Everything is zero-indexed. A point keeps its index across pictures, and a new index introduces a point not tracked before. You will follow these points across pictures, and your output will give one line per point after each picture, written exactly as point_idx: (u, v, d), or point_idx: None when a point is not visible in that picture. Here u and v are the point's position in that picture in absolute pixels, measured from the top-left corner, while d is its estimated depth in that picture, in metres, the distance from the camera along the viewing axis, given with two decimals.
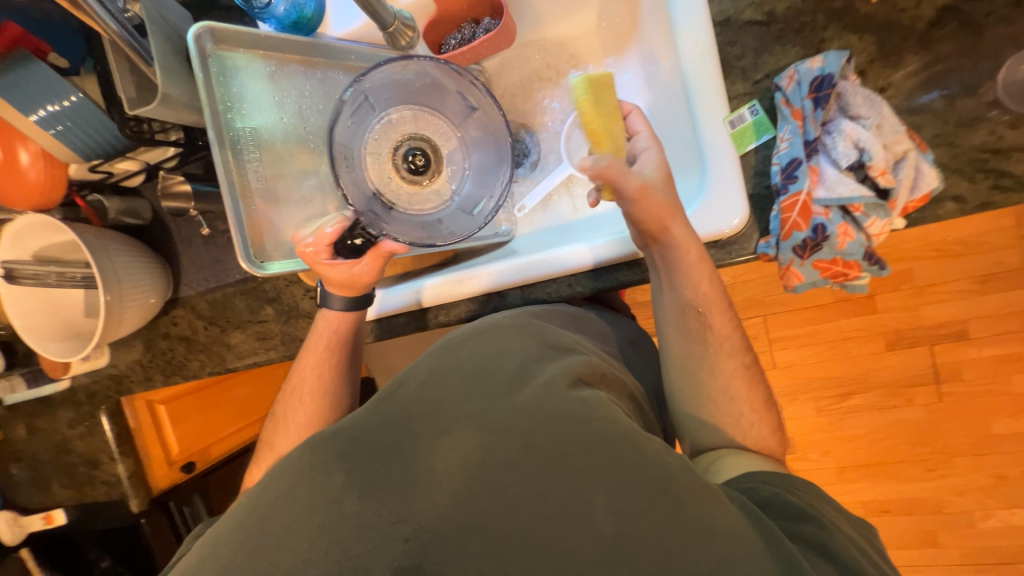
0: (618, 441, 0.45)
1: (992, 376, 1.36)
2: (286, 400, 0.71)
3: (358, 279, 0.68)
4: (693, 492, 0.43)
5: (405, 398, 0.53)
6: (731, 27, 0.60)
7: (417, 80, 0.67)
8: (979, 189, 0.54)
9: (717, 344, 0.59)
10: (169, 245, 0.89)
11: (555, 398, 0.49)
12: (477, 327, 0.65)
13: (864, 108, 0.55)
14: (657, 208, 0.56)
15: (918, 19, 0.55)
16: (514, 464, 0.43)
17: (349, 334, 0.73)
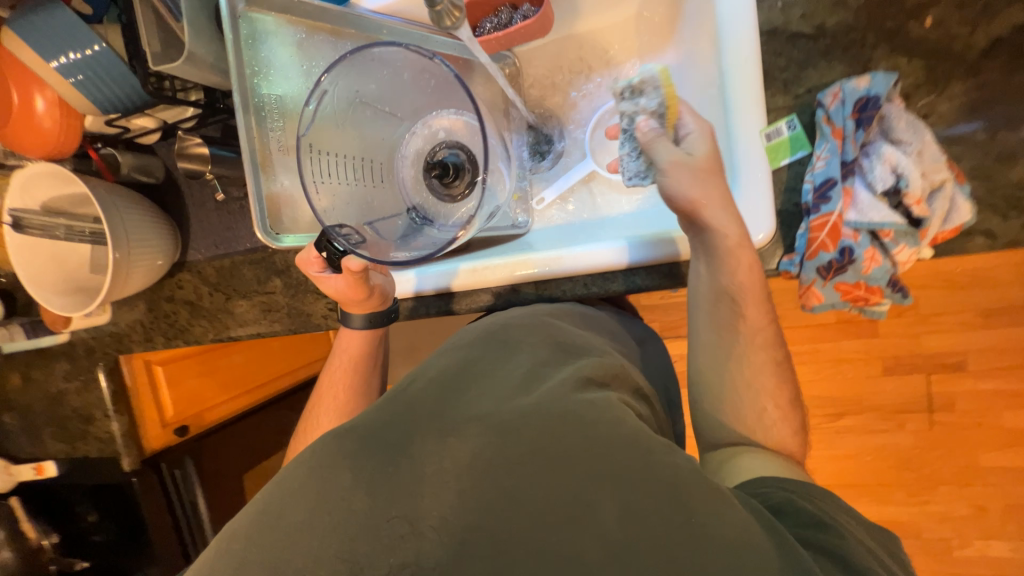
0: (626, 445, 0.45)
1: (984, 410, 1.37)
2: (307, 420, 0.74)
3: (345, 295, 0.70)
4: (703, 500, 0.42)
5: (417, 395, 0.53)
6: (777, 38, 0.58)
7: (417, 74, 0.62)
8: (1011, 226, 0.54)
9: (748, 335, 0.57)
10: (181, 206, 0.87)
11: (562, 399, 0.49)
12: (489, 327, 0.66)
13: (907, 133, 0.54)
14: (690, 185, 0.55)
15: (971, 46, 0.53)
16: (523, 465, 0.43)
17: (364, 350, 0.76)
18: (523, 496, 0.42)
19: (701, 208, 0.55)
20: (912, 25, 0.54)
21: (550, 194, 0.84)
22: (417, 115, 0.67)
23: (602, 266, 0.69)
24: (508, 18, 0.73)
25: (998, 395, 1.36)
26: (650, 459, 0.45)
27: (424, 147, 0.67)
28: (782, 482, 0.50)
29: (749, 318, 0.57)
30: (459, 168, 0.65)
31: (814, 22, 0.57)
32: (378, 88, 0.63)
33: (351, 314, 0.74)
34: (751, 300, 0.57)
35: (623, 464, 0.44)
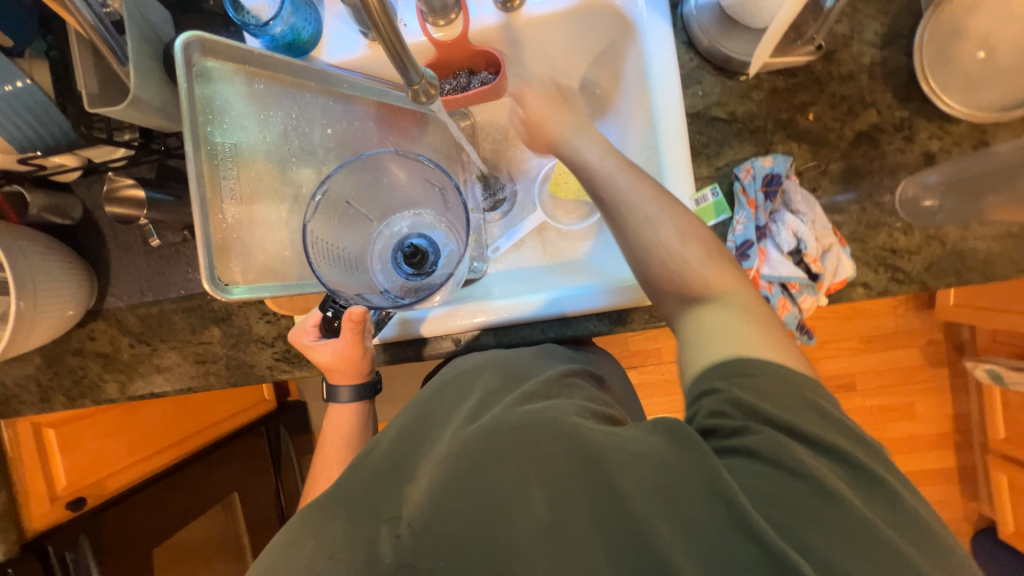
0: (556, 437, 0.47)
1: (872, 423, 1.63)
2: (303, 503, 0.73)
3: (344, 358, 0.71)
4: (615, 458, 0.45)
5: (387, 448, 0.54)
6: (700, 119, 0.69)
7: (393, 178, 0.71)
8: (881, 279, 0.66)
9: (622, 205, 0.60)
10: (101, 248, 0.79)
11: (508, 415, 0.51)
12: (444, 378, 0.67)
13: (803, 206, 0.65)
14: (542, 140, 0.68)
15: (842, 137, 0.67)
16: (470, 481, 0.45)
17: (350, 422, 0.77)
18: (472, 513, 0.43)
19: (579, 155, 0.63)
20: (800, 118, 0.67)
21: (504, 243, 0.88)
22: (385, 218, 0.74)
23: (558, 314, 0.73)
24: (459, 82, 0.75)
25: (881, 409, 1.62)
26: (571, 436, 0.47)
27: (390, 243, 0.74)
28: (711, 382, 0.50)
29: (614, 197, 0.61)
30: (426, 249, 0.71)
31: (727, 109, 0.69)
32: (361, 190, 0.70)
33: (337, 384, 0.74)
34: (609, 182, 0.61)
35: (551, 455, 0.46)
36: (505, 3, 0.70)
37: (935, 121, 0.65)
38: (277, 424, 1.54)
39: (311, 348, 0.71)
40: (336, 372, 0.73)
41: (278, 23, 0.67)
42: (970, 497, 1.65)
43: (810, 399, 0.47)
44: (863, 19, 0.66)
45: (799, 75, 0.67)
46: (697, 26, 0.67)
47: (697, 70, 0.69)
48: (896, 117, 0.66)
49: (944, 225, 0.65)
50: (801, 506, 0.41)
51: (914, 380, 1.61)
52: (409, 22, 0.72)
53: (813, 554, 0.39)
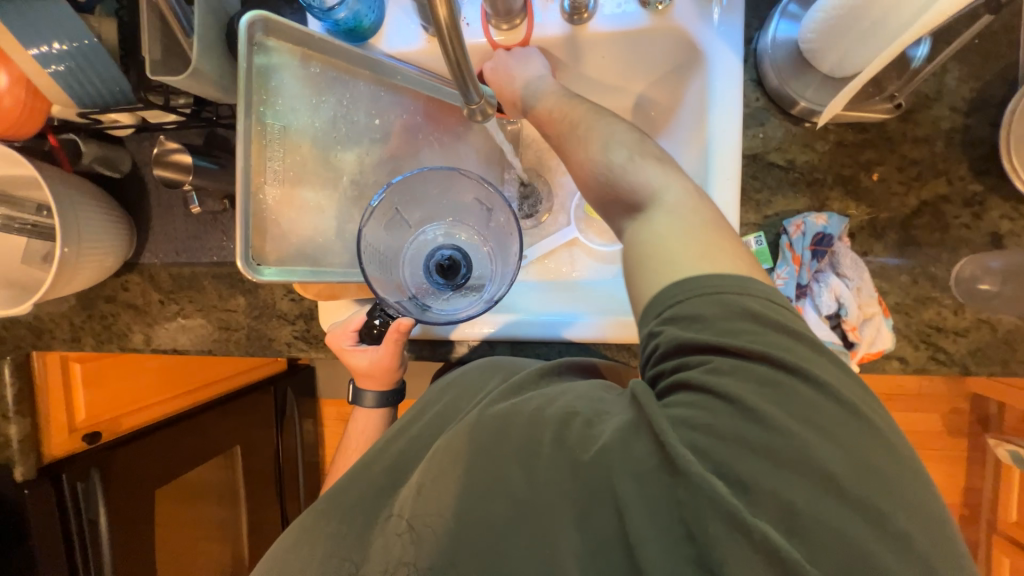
0: (522, 424, 0.50)
1: None
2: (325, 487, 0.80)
3: (381, 363, 0.75)
4: (575, 436, 0.47)
5: (391, 454, 0.61)
6: (756, 162, 0.66)
7: (439, 191, 0.72)
8: (919, 355, 0.63)
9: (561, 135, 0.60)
10: (144, 204, 0.81)
11: (488, 411, 0.54)
12: (445, 380, 0.69)
13: (850, 271, 0.62)
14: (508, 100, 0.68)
15: (905, 203, 0.63)
16: (452, 467, 0.50)
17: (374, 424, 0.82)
18: (444, 499, 0.49)
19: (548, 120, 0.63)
20: (862, 176, 0.64)
21: (532, 253, 0.85)
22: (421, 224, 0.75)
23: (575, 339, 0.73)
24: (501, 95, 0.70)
25: None
26: (534, 419, 0.50)
27: (423, 249, 0.74)
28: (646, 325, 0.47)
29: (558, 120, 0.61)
30: (459, 262, 0.72)
31: (787, 156, 0.66)
32: (410, 196, 0.70)
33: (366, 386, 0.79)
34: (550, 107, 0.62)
35: (524, 442, 0.48)
36: (573, 14, 0.67)
37: (1009, 201, 0.61)
38: (285, 386, 1.59)
39: (351, 352, 0.74)
40: (368, 376, 0.77)
41: (343, 9, 0.67)
42: None
43: (748, 307, 0.43)
44: (951, 81, 0.62)
45: (870, 131, 0.63)
46: (770, 64, 0.64)
47: (762, 111, 0.66)
48: (968, 190, 0.62)
49: (998, 311, 0.62)
50: (752, 447, 0.39)
51: (928, 445, 1.56)
52: (472, 21, 0.69)
53: (781, 507, 0.38)
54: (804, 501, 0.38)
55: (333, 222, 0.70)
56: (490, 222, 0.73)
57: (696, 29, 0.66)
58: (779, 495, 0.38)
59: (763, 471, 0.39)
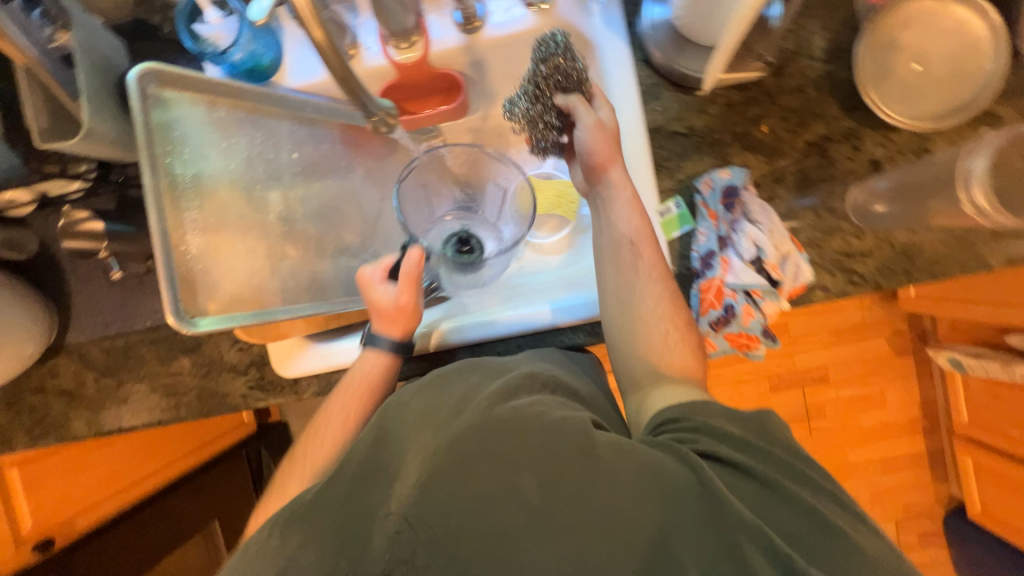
0: (536, 430, 0.50)
1: (847, 414, 1.71)
2: (308, 439, 0.69)
3: (404, 308, 0.69)
4: (606, 443, 0.50)
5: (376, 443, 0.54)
6: (661, 134, 0.71)
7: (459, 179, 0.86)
8: (838, 282, 0.69)
9: (645, 273, 0.63)
10: (61, 282, 0.77)
11: (491, 412, 0.52)
12: (427, 376, 0.64)
13: (760, 216, 0.67)
14: (602, 148, 0.63)
15: (794, 147, 0.70)
16: (457, 465, 0.47)
17: (379, 387, 0.70)
18: (451, 496, 0.45)
19: (608, 164, 0.65)
20: (754, 130, 0.70)
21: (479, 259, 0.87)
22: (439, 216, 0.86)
23: (528, 331, 0.75)
24: (540, 74, 0.64)
25: (854, 400, 1.70)
26: (551, 428, 0.50)
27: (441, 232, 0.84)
28: (672, 416, 0.55)
29: (613, 222, 0.65)
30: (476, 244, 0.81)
31: (686, 124, 0.71)
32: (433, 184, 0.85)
33: (382, 333, 0.70)
34: (611, 205, 0.65)
35: (541, 445, 0.48)
36: (467, 24, 0.71)
37: (879, 130, 0.69)
38: (258, 446, 1.50)
39: (373, 288, 0.70)
40: (385, 321, 0.70)
41: (237, 50, 0.67)
42: (941, 480, 1.72)
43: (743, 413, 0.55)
44: (808, 36, 0.69)
45: (752, 89, 0.70)
46: (652, 44, 0.69)
47: (655, 86, 0.72)
48: (843, 127, 0.69)
49: (892, 229, 0.69)
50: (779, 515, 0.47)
51: (883, 368, 1.69)
52: (370, 45, 0.72)
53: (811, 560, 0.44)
54: (810, 524, 0.46)
55: (264, 261, 0.69)
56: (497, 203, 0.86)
57: (582, 22, 0.71)
58: (794, 519, 0.47)
59: (781, 508, 0.47)
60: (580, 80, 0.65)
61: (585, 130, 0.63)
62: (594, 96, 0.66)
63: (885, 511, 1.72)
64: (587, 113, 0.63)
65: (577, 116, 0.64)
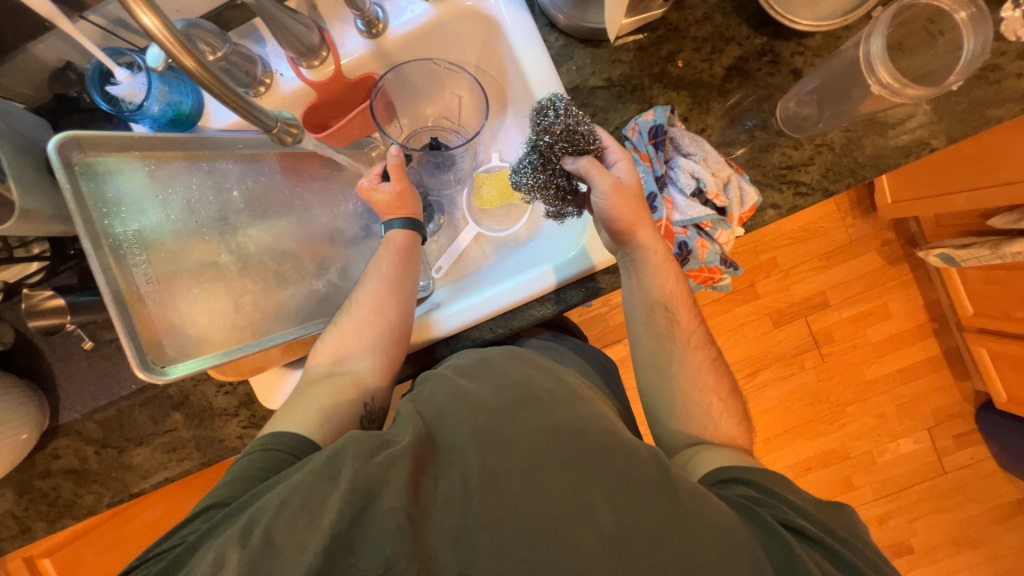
0: (607, 450, 0.52)
1: (855, 333, 1.69)
2: (355, 294, 0.72)
3: (406, 197, 0.74)
4: (688, 493, 0.50)
5: (441, 428, 0.56)
6: (582, 92, 0.72)
7: (430, 83, 0.83)
8: (787, 196, 0.69)
9: (683, 338, 0.67)
10: (42, 366, 0.78)
11: (557, 417, 0.55)
12: (483, 355, 0.65)
13: (692, 146, 0.67)
14: (629, 211, 0.62)
15: (714, 75, 0.70)
16: (522, 461, 0.50)
17: (413, 249, 0.74)
18: (518, 495, 0.48)
19: (636, 226, 0.64)
20: (671, 67, 0.70)
21: (445, 263, 0.88)
22: (429, 115, 0.90)
23: (508, 305, 0.73)
24: (542, 144, 0.63)
25: (860, 317, 1.69)
26: (623, 450, 0.52)
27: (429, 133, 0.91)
28: (735, 469, 0.57)
29: (646, 284, 0.66)
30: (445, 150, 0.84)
31: (604, 76, 0.71)
32: (416, 90, 0.84)
33: (393, 219, 0.74)
34: (644, 265, 0.66)
35: (615, 470, 0.50)
36: (368, 30, 0.71)
37: (793, 40, 0.69)
38: None
39: (372, 190, 0.73)
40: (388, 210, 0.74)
41: (154, 102, 0.68)
42: (964, 378, 1.70)
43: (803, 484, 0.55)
44: None
45: (659, 29, 0.70)
46: (553, 8, 0.70)
47: (566, 47, 0.72)
48: (757, 45, 0.70)
49: (827, 133, 0.69)
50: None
51: (880, 282, 1.68)
52: (284, 71, 0.73)
53: None
54: None
55: (226, 299, 0.70)
56: (462, 107, 0.87)
57: (480, 2, 0.71)
58: None
59: None
60: (592, 132, 0.63)
61: (607, 196, 0.61)
62: (608, 145, 0.65)
63: (915, 421, 1.70)
64: (603, 175, 0.61)
65: (593, 181, 0.62)
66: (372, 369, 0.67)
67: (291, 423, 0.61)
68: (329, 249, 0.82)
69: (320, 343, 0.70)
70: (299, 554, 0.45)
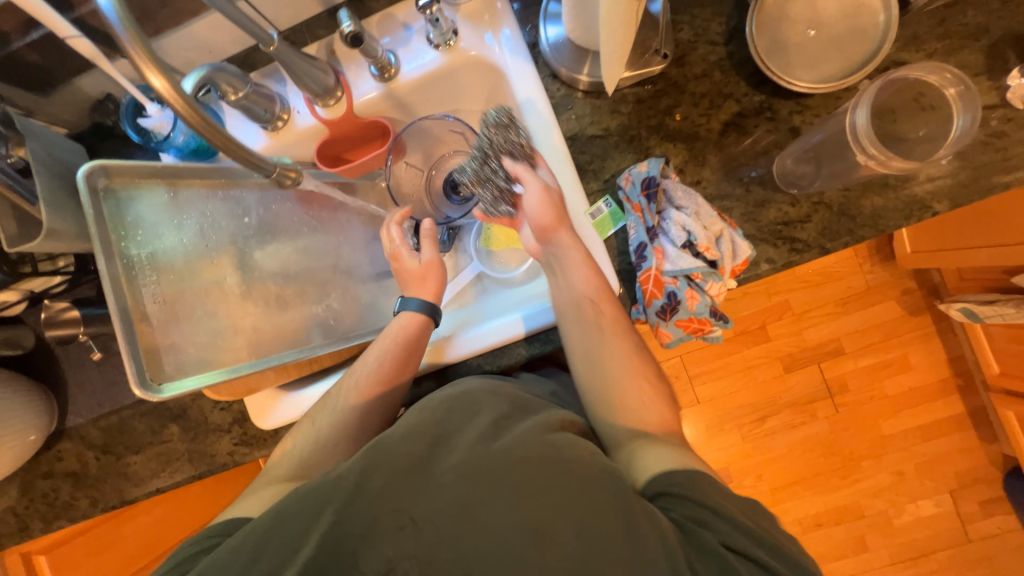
0: (572, 476, 0.50)
1: (871, 384, 1.63)
2: (351, 371, 0.73)
3: (433, 266, 0.78)
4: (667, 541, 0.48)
5: (391, 448, 0.54)
6: (579, 140, 0.74)
7: (433, 127, 0.84)
8: (782, 252, 0.69)
9: (610, 332, 0.65)
10: (56, 371, 0.83)
11: (531, 443, 0.53)
12: (447, 393, 0.63)
13: (684, 200, 0.68)
14: (552, 209, 0.66)
15: (711, 129, 0.71)
16: (491, 484, 0.50)
17: (420, 340, 0.73)
18: (488, 524, 0.48)
19: (556, 225, 0.66)
20: (669, 120, 0.72)
21: (447, 294, 0.90)
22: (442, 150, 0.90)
23: (496, 344, 0.74)
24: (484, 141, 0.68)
25: (876, 368, 1.63)
26: (584, 477, 0.50)
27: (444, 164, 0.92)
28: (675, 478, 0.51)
29: (569, 281, 0.66)
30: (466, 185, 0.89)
31: (602, 126, 0.73)
32: (421, 134, 0.86)
33: (411, 294, 0.76)
34: (567, 265, 0.67)
35: (580, 496, 0.49)
36: (381, 74, 0.76)
37: (791, 99, 0.70)
38: None
39: (399, 257, 0.78)
40: (414, 283, 0.78)
41: (178, 133, 0.73)
42: (989, 440, 1.60)
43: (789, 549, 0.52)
44: (702, 23, 0.72)
45: (658, 83, 0.72)
46: (557, 61, 0.72)
47: (566, 97, 0.75)
48: (755, 102, 0.71)
49: (824, 191, 0.69)
50: None
51: (898, 333, 1.62)
52: (300, 108, 0.78)
53: None
54: None
55: (227, 319, 0.74)
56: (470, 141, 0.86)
57: (485, 51, 0.75)
58: None
59: None
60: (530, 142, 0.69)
61: (531, 194, 0.66)
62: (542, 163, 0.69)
63: (936, 483, 1.60)
64: (530, 176, 0.66)
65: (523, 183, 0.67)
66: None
67: (242, 509, 0.60)
68: (331, 276, 0.85)
69: (298, 430, 0.70)
70: (281, 572, 0.48)
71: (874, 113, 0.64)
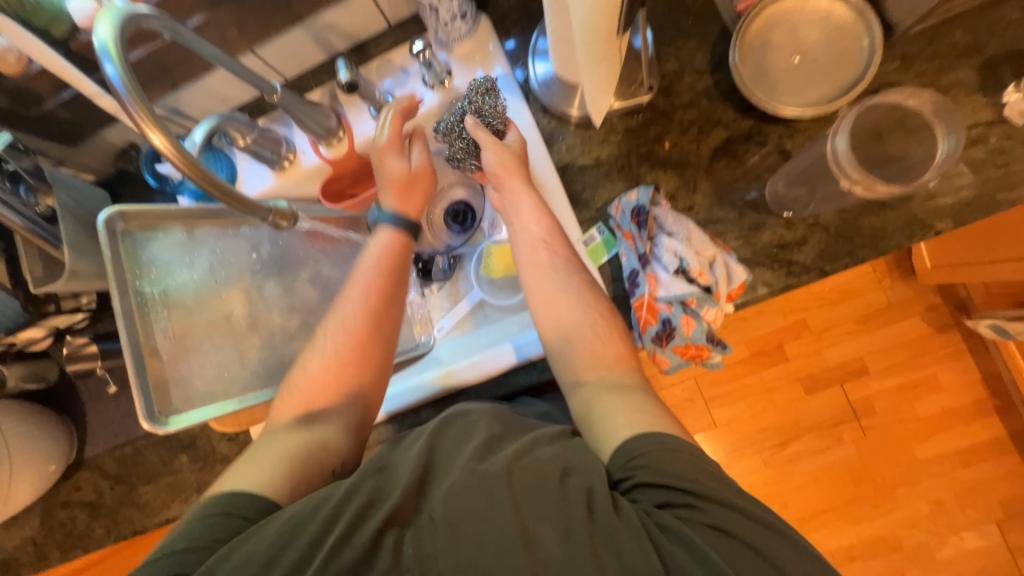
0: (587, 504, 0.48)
1: (900, 405, 1.55)
2: (328, 315, 0.69)
3: (422, 174, 0.74)
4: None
5: (392, 471, 0.53)
6: (571, 170, 0.75)
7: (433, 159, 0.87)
8: (779, 275, 0.68)
9: (564, 268, 0.66)
10: (76, 404, 0.86)
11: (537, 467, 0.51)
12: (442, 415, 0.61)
13: (674, 226, 0.69)
14: (505, 159, 0.68)
15: (701, 155, 0.72)
16: (484, 506, 0.48)
17: (401, 253, 0.71)
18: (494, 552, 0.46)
19: (508, 172, 0.68)
20: (658, 148, 0.73)
21: (449, 322, 0.91)
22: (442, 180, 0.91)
23: (496, 371, 0.75)
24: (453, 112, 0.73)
25: (904, 388, 1.55)
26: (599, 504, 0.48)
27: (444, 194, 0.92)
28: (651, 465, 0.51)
29: (523, 224, 0.68)
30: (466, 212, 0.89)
31: (593, 155, 0.75)
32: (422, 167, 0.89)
33: (388, 203, 0.72)
34: (520, 212, 0.69)
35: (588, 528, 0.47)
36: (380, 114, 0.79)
37: (781, 123, 0.71)
38: None
39: (387, 156, 0.73)
40: (398, 187, 0.72)
41: None
42: None
43: None
44: (688, 54, 0.73)
45: (646, 113, 0.73)
46: (547, 96, 0.75)
47: (557, 129, 0.77)
48: (744, 127, 0.71)
49: (819, 213, 0.68)
50: None
51: (925, 351, 1.55)
52: (305, 149, 0.83)
53: None
54: None
55: (234, 351, 0.76)
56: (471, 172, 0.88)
57: None
58: None
59: None
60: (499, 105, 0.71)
61: (484, 150, 0.68)
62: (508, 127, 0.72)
63: (979, 512, 1.50)
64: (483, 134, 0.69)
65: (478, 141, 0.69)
66: (339, 432, 0.63)
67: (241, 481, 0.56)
68: None
69: (286, 389, 0.65)
70: None
71: (861, 136, 0.64)
